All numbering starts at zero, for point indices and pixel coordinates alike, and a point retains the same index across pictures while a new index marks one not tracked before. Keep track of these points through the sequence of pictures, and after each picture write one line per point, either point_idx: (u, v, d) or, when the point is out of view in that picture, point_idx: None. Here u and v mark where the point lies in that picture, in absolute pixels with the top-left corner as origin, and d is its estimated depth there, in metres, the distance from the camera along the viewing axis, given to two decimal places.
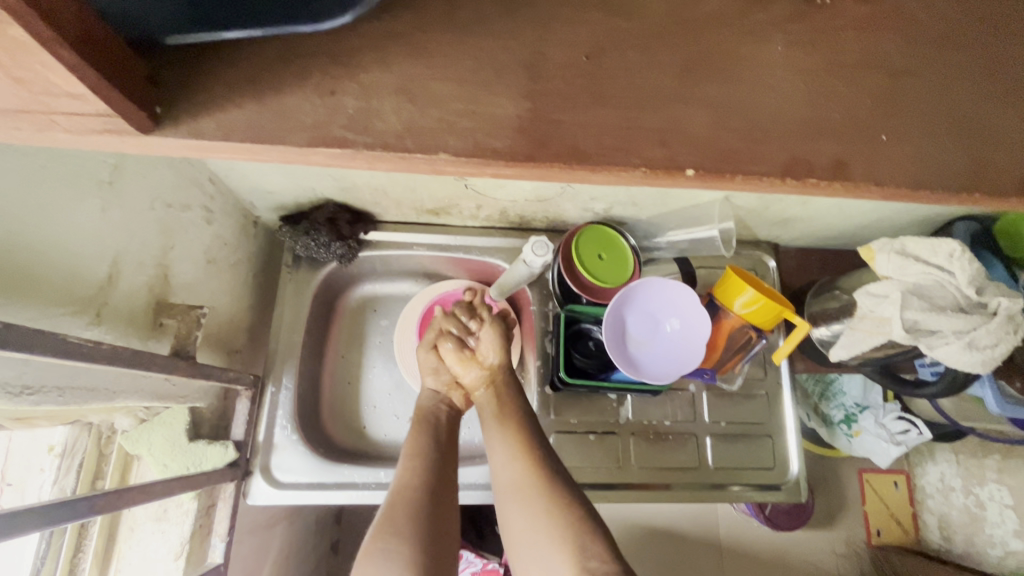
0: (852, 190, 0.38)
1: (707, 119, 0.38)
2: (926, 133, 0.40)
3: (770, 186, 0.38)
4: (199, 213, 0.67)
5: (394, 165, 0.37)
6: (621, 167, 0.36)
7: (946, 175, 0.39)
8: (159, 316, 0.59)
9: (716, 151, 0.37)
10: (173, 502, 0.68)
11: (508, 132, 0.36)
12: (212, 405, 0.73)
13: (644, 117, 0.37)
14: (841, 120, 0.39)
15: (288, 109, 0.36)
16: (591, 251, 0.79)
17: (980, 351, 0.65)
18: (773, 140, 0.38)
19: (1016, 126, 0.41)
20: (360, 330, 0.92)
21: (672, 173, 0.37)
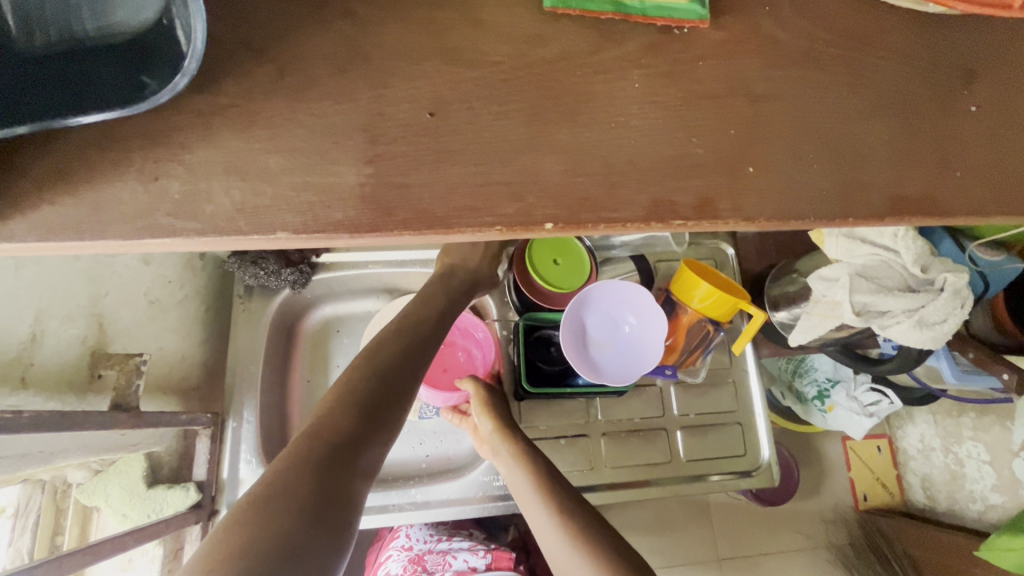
0: (723, 227, 0.38)
1: (559, 167, 0.37)
2: (790, 159, 0.39)
3: (637, 231, 0.37)
4: (133, 256, 0.65)
5: (232, 247, 0.36)
6: (474, 230, 0.35)
7: (815, 206, 0.39)
8: (96, 367, 0.57)
9: (572, 200, 0.37)
10: (138, 551, 0.68)
11: (350, 203, 0.35)
12: (172, 447, 0.72)
13: (491, 169, 0.36)
14: (705, 156, 0.38)
15: (105, 199, 0.35)
16: (546, 256, 0.79)
17: (929, 328, 0.65)
18: (631, 183, 0.37)
19: (880, 136, 0.41)
20: (324, 353, 0.90)
21: (530, 229, 0.36)
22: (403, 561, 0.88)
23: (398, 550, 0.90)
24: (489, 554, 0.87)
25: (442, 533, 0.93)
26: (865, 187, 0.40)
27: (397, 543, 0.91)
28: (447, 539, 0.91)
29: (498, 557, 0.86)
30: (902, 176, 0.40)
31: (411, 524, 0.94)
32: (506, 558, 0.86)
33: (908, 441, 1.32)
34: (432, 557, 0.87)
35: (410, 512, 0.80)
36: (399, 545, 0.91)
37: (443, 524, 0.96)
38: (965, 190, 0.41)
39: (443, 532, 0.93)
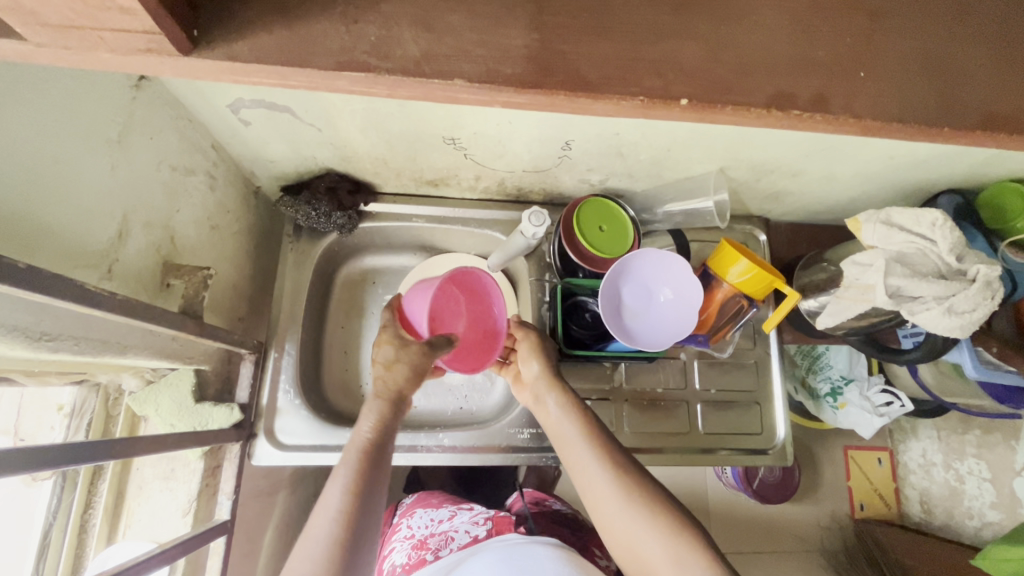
0: (830, 122, 0.40)
1: (699, 52, 0.40)
2: (900, 70, 0.42)
3: (758, 116, 0.40)
4: (202, 178, 0.68)
5: (413, 92, 0.39)
6: (620, 96, 0.38)
7: (914, 110, 0.41)
8: (166, 277, 0.61)
9: (706, 82, 0.39)
10: (180, 462, 0.71)
11: (517, 61, 0.38)
12: (217, 367, 0.75)
13: (643, 50, 0.39)
14: (825, 56, 0.41)
15: (313, 35, 0.37)
16: (592, 223, 0.81)
17: (958, 316, 0.67)
18: (759, 74, 0.40)
19: (983, 61, 0.43)
20: (358, 300, 0.94)
21: (667, 103, 0.39)
22: (406, 549, 0.89)
23: (403, 540, 0.92)
24: (489, 520, 0.87)
25: (444, 513, 0.93)
26: (905, 133, 0.42)
27: (399, 534, 0.93)
28: (448, 518, 0.91)
29: (498, 522, 0.86)
30: (997, 95, 0.43)
31: (412, 516, 0.95)
32: (506, 521, 0.86)
33: (909, 456, 1.32)
34: (434, 538, 0.87)
35: (436, 454, 0.83)
36: (402, 537, 0.92)
37: (443, 506, 0.96)
38: None
39: (447, 511, 0.93)
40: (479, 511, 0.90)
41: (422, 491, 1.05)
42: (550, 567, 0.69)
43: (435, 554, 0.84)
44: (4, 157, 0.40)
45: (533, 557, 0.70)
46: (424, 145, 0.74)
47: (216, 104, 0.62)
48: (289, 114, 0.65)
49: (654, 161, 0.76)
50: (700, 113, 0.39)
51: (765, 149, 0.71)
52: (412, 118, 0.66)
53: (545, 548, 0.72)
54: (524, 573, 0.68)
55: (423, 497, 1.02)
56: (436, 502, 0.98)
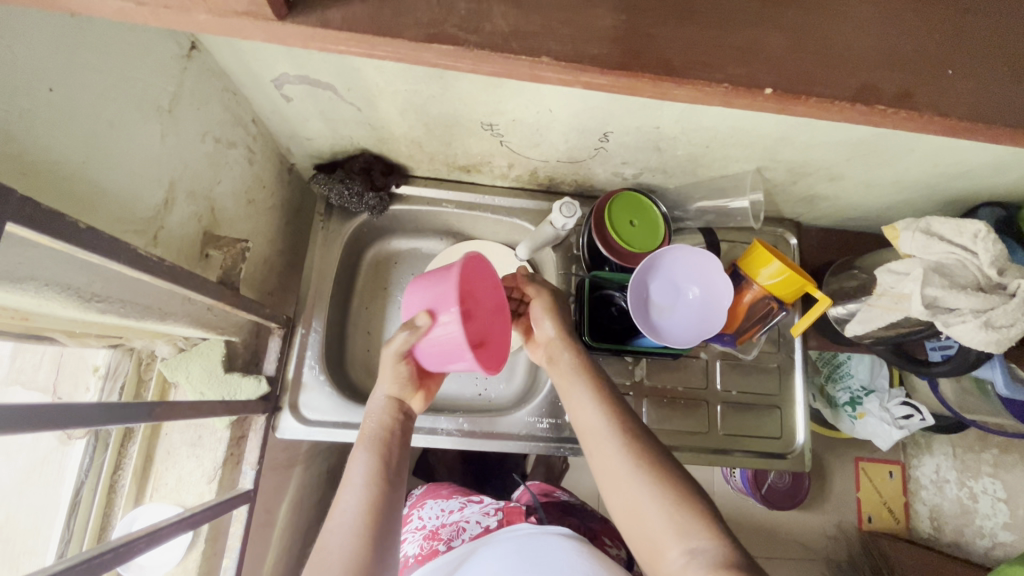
0: (916, 119, 0.40)
1: (782, 38, 0.39)
2: (988, 68, 0.41)
3: (839, 111, 0.39)
4: (242, 151, 0.69)
5: (496, 69, 0.38)
6: (705, 81, 0.37)
7: (1000, 110, 0.40)
8: (205, 247, 0.62)
9: (792, 73, 0.39)
10: (207, 430, 0.72)
11: (603, 40, 0.38)
12: (245, 339, 0.76)
13: (725, 35, 0.39)
14: (906, 53, 0.40)
15: (401, 7, 0.37)
16: (623, 217, 0.81)
17: (995, 330, 0.66)
18: (845, 64, 0.39)
19: None
20: (385, 282, 0.95)
21: (751, 92, 0.38)
22: (418, 540, 0.89)
23: (413, 531, 0.91)
24: (500, 511, 0.88)
25: (454, 504, 0.94)
26: (988, 137, 0.41)
27: (410, 526, 0.93)
28: (458, 509, 0.91)
29: (510, 513, 0.88)
30: None
31: (422, 506, 0.96)
32: (517, 512, 0.87)
33: (922, 471, 1.31)
34: (445, 528, 0.88)
35: (455, 437, 0.84)
36: (413, 528, 0.92)
37: (453, 497, 0.96)
38: None
39: (456, 502, 0.94)
40: (489, 502, 0.91)
41: (431, 484, 1.06)
42: (561, 556, 0.69)
43: (448, 545, 0.84)
44: (66, 117, 0.41)
45: (549, 545, 0.71)
46: (461, 130, 0.74)
47: (262, 78, 0.63)
48: (332, 92, 0.65)
49: (691, 158, 0.76)
50: (783, 102, 0.39)
51: (806, 151, 0.70)
52: (453, 103, 0.66)
53: (560, 538, 0.73)
54: (538, 563, 0.68)
55: (434, 488, 1.03)
56: (446, 494, 0.98)
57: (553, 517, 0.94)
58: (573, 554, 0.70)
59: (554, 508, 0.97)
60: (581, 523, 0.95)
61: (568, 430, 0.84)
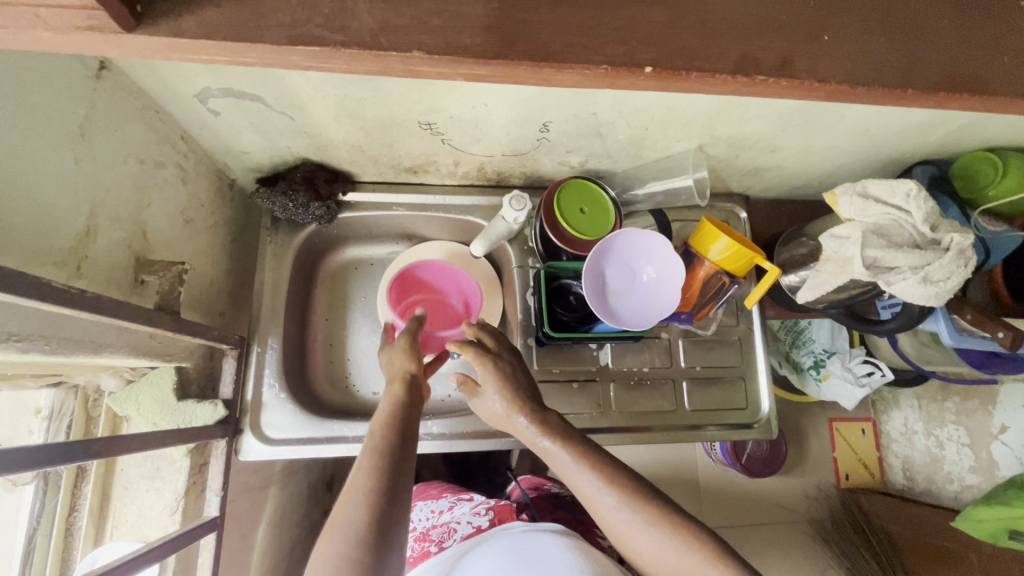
0: (799, 85, 0.40)
1: (665, 17, 0.40)
2: (863, 30, 0.42)
3: (722, 83, 0.40)
4: (173, 171, 0.66)
5: (372, 64, 0.38)
6: (583, 65, 0.38)
7: (882, 72, 0.42)
8: (139, 273, 0.60)
9: (671, 50, 0.39)
10: (165, 461, 0.70)
11: (477, 30, 0.38)
12: (199, 364, 0.74)
13: (605, 18, 0.39)
14: (789, 21, 0.41)
15: (264, 8, 0.36)
16: (573, 205, 0.81)
17: (934, 284, 0.68)
18: (724, 37, 0.40)
19: (945, 25, 0.43)
20: (344, 292, 0.93)
21: (633, 71, 0.38)
22: (410, 542, 0.89)
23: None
24: (491, 510, 0.88)
25: (443, 505, 0.94)
26: (872, 99, 0.42)
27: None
28: (448, 509, 0.92)
29: (500, 510, 0.87)
30: (961, 55, 0.43)
31: (413, 508, 0.96)
32: (509, 509, 0.87)
33: (891, 425, 1.36)
34: (437, 530, 0.88)
35: (425, 441, 0.83)
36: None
37: (442, 497, 0.97)
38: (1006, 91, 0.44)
39: (446, 502, 0.94)
40: (480, 501, 0.91)
41: (420, 487, 1.07)
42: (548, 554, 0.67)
43: (439, 545, 0.83)
44: None
45: (540, 544, 0.69)
46: (400, 131, 0.73)
47: (183, 93, 0.60)
48: (260, 103, 0.64)
49: (633, 141, 0.76)
50: (666, 79, 0.39)
51: (741, 125, 0.72)
52: (386, 104, 0.65)
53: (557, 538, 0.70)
54: (531, 559, 0.66)
55: (422, 490, 1.04)
56: (435, 494, 0.99)
57: (543, 513, 0.93)
58: (566, 551, 0.67)
59: (544, 503, 0.97)
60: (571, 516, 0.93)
61: None
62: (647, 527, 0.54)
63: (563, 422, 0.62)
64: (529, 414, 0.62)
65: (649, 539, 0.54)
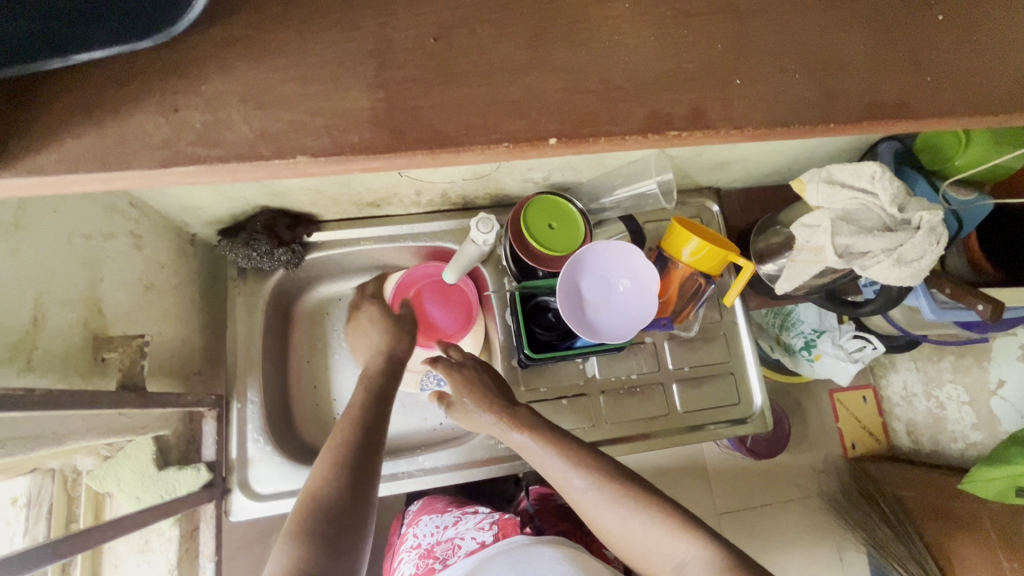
0: (713, 135, 0.41)
1: (560, 86, 0.41)
2: (773, 66, 0.43)
3: (635, 142, 0.41)
4: (126, 239, 0.65)
5: (256, 173, 0.40)
6: (484, 144, 0.39)
7: (801, 110, 0.42)
8: (99, 351, 0.59)
9: (574, 117, 0.40)
10: (154, 532, 0.69)
11: (364, 126, 0.40)
12: (178, 430, 0.73)
13: (499, 91, 0.40)
14: (696, 69, 0.42)
15: (130, 133, 0.38)
16: (541, 221, 0.79)
17: (907, 265, 0.68)
18: (629, 97, 0.41)
19: (858, 50, 0.44)
20: (321, 332, 0.91)
21: (535, 144, 0.40)
22: (414, 559, 0.87)
23: (408, 550, 0.89)
24: (494, 524, 0.85)
25: (449, 519, 0.91)
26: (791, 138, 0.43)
27: (406, 544, 0.91)
28: (453, 524, 0.89)
29: (504, 525, 0.84)
30: (878, 84, 0.44)
31: (417, 523, 0.93)
32: (512, 524, 0.84)
33: (891, 390, 1.36)
34: (441, 546, 0.86)
35: (419, 477, 0.82)
36: (409, 546, 0.90)
37: (448, 509, 0.93)
38: (937, 93, 0.44)
39: (451, 516, 0.91)
40: (484, 515, 0.88)
41: (426, 497, 1.01)
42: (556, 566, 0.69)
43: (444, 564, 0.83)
44: None
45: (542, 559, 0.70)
46: None
47: None
48: None
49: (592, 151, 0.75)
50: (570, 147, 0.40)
51: None
52: None
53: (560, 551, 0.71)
54: None
55: (429, 502, 0.98)
56: (441, 507, 0.95)
57: (550, 526, 0.92)
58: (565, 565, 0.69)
59: (552, 515, 0.96)
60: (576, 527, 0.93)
61: None
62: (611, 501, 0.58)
63: (530, 414, 0.67)
64: (496, 412, 0.67)
65: (637, 526, 0.57)
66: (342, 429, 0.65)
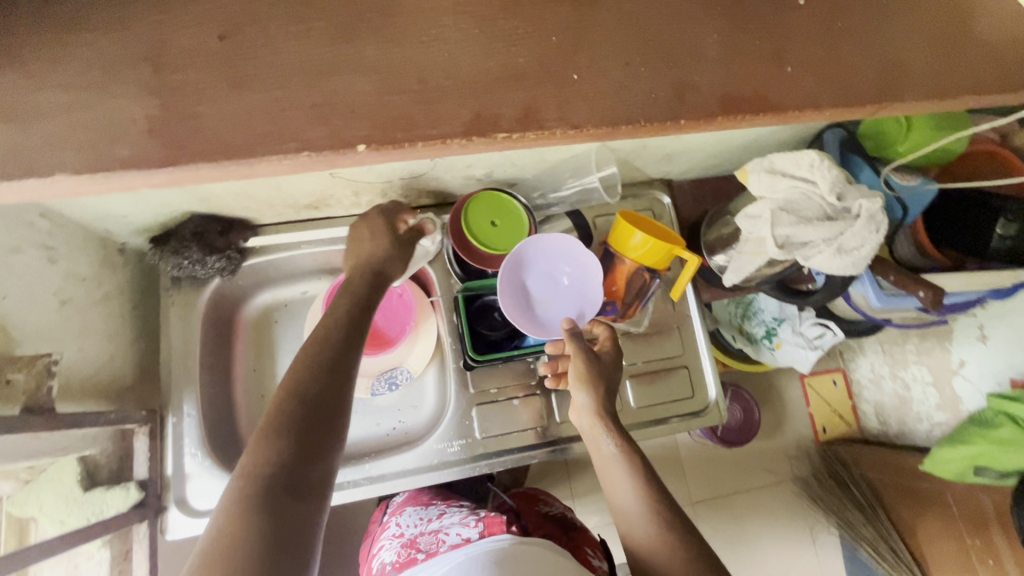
0: (548, 134, 0.43)
1: (369, 85, 0.41)
2: (614, 58, 0.44)
3: (460, 146, 0.42)
4: (36, 253, 0.62)
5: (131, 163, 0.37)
6: (278, 153, 0.40)
7: (638, 106, 0.44)
8: (2, 372, 0.57)
9: (384, 120, 0.41)
10: (83, 556, 0.69)
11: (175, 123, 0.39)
12: (107, 450, 0.70)
13: (303, 92, 0.41)
14: (527, 64, 0.43)
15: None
16: (484, 218, 0.77)
17: (848, 254, 0.67)
18: (450, 98, 0.42)
19: (713, 29, 0.45)
20: (267, 340, 0.88)
21: (344, 149, 0.41)
22: (396, 547, 0.82)
23: (391, 538, 0.84)
24: (480, 521, 0.76)
25: (434, 511, 0.86)
26: (642, 133, 0.44)
27: (387, 533, 0.86)
28: (437, 517, 0.84)
29: (490, 521, 0.74)
30: (732, 75, 0.45)
31: (400, 513, 0.89)
32: (497, 520, 0.74)
33: (860, 372, 1.35)
34: (424, 538, 0.79)
35: (367, 485, 0.81)
36: (390, 535, 0.85)
37: (432, 503, 0.89)
38: (797, 83, 0.46)
39: (435, 510, 0.86)
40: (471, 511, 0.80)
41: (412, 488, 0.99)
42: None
43: (426, 554, 0.76)
44: None
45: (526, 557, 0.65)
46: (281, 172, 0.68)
47: None
48: None
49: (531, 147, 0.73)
50: (384, 152, 0.41)
51: None
52: None
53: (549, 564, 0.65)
54: None
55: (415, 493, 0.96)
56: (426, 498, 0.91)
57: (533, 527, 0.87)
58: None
59: (536, 518, 0.91)
60: (561, 529, 0.87)
61: (480, 448, 0.82)
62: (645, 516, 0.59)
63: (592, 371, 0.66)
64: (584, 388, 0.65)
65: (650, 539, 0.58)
66: (306, 353, 0.56)
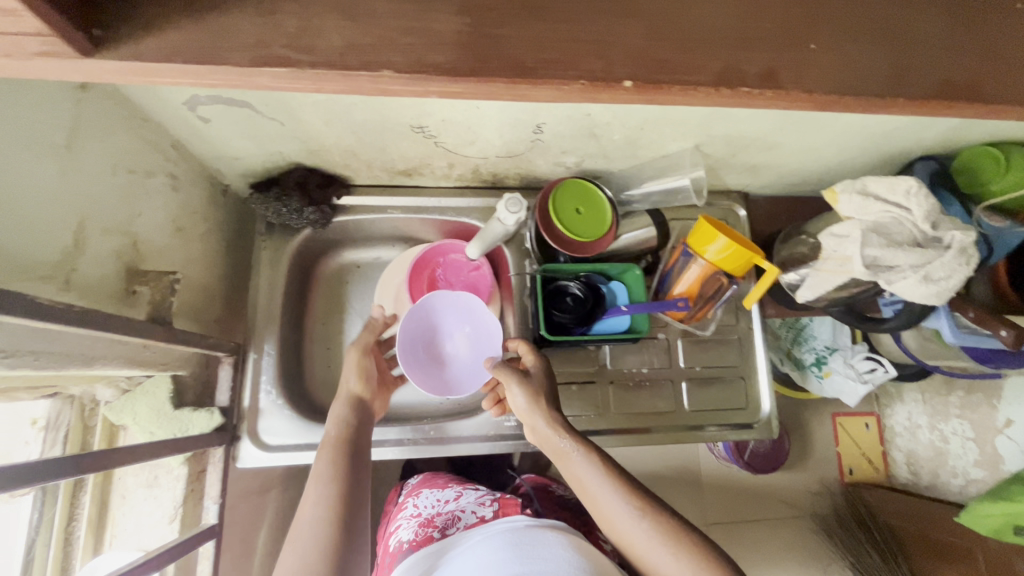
0: (783, 94, 0.43)
1: (643, 31, 0.42)
2: (845, 34, 0.44)
3: (707, 95, 0.42)
4: (164, 179, 0.66)
5: (338, 84, 0.40)
6: (560, 78, 0.40)
7: (870, 78, 0.44)
8: (131, 283, 0.61)
9: (641, 58, 0.41)
10: (163, 469, 0.73)
11: (452, 47, 0.40)
12: (194, 371, 0.74)
13: (547, 28, 0.41)
14: (774, 27, 0.44)
15: (217, 29, 0.38)
16: (569, 205, 0.80)
17: (934, 283, 0.67)
18: (701, 49, 0.42)
19: (937, 30, 0.46)
20: (339, 296, 0.93)
21: (610, 85, 0.41)
22: (413, 527, 0.82)
23: (408, 518, 0.84)
24: (496, 501, 0.82)
25: (450, 494, 0.87)
26: (861, 104, 0.44)
27: (405, 513, 0.86)
28: (455, 498, 0.85)
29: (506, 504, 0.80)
30: (948, 62, 0.46)
31: (417, 495, 0.90)
32: (513, 503, 0.80)
33: (896, 419, 1.33)
34: (443, 516, 0.81)
35: (421, 445, 0.83)
36: (407, 515, 0.86)
37: (449, 485, 0.90)
38: (971, 65, 0.46)
39: (451, 492, 0.88)
40: (487, 492, 0.85)
41: (428, 472, 1.00)
42: (561, 551, 0.59)
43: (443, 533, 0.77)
44: None
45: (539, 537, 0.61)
46: (392, 135, 0.72)
47: (172, 100, 0.60)
48: (250, 110, 0.63)
49: (627, 141, 0.75)
50: (644, 91, 0.41)
51: (736, 124, 0.70)
52: (378, 110, 0.65)
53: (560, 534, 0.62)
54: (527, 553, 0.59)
55: (429, 477, 0.96)
56: (442, 482, 0.92)
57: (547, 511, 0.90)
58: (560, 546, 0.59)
59: (549, 502, 0.94)
60: (578, 514, 0.91)
61: None
62: (625, 498, 0.57)
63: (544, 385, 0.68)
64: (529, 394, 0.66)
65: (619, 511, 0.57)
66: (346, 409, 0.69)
